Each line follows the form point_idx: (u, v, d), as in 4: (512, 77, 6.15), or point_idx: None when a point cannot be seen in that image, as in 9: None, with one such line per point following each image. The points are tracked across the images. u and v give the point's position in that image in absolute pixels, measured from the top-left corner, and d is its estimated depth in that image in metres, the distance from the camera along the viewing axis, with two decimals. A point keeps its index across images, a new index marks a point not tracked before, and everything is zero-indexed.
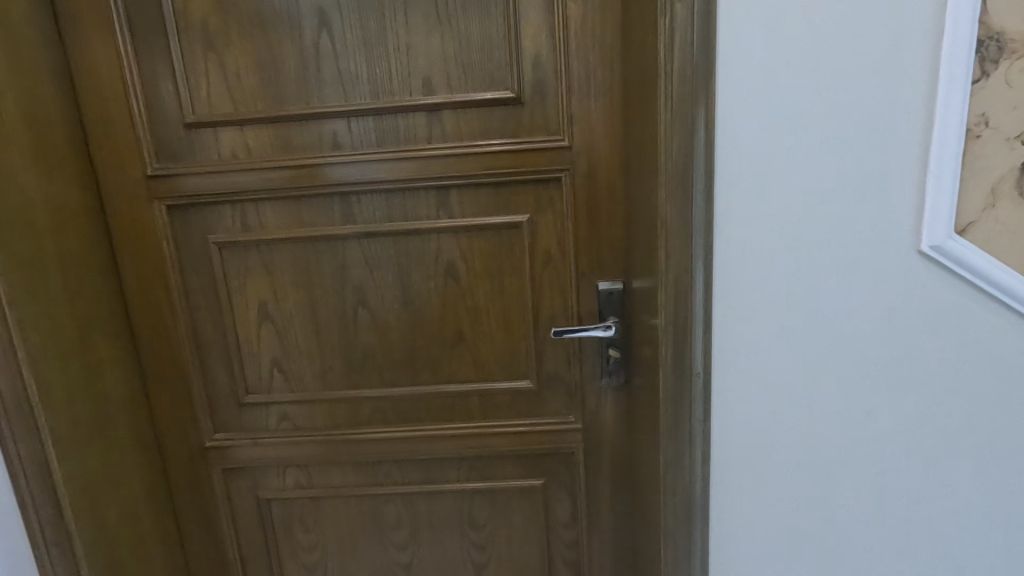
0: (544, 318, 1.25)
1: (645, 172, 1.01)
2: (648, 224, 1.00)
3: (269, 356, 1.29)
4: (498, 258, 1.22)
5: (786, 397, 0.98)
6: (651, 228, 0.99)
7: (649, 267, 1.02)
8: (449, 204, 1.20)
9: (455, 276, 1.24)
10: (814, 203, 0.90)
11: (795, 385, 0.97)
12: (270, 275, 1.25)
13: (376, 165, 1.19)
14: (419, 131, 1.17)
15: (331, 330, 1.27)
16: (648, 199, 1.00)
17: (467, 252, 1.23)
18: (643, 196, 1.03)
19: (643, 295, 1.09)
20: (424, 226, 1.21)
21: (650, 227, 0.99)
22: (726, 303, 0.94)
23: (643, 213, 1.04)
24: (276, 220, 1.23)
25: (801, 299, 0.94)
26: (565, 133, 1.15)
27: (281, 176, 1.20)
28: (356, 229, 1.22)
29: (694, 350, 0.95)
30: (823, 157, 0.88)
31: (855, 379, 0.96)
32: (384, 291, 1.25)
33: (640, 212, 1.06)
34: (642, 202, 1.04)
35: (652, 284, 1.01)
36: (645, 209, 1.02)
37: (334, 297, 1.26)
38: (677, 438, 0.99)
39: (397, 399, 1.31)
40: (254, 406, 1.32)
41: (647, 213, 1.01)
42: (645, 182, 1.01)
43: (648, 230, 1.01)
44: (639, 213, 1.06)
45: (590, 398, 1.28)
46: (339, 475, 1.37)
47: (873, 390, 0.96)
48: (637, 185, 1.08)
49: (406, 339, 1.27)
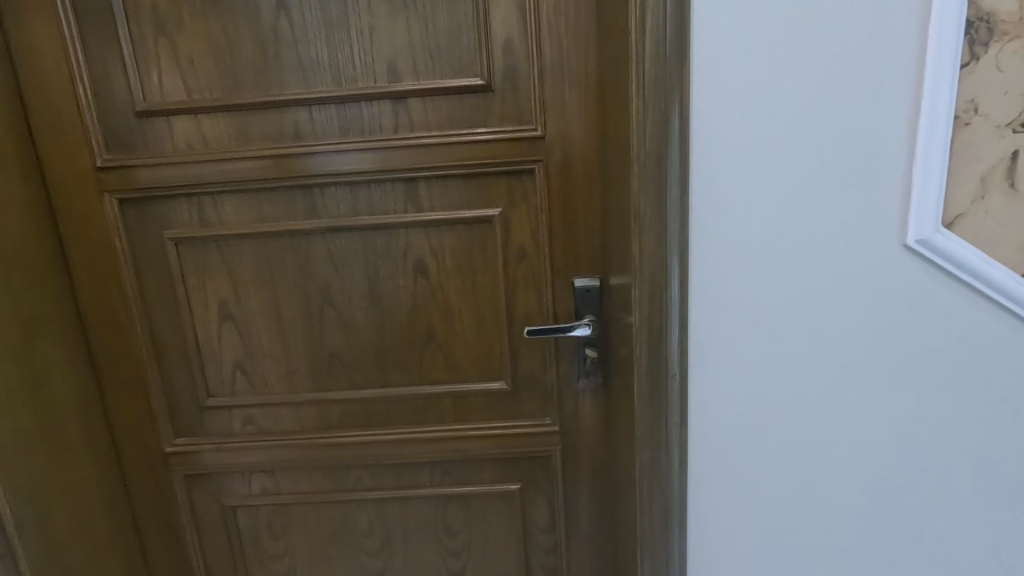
0: (519, 316, 1.20)
1: (620, 163, 0.95)
2: (623, 219, 0.95)
3: (232, 358, 1.23)
4: (470, 254, 1.17)
5: (767, 400, 0.93)
6: (625, 222, 0.94)
7: (625, 262, 0.97)
8: (417, 198, 1.15)
9: (426, 273, 1.18)
10: (795, 196, 0.85)
11: (776, 386, 0.92)
12: (230, 272, 1.19)
13: (340, 156, 1.13)
14: (385, 120, 1.11)
15: (297, 329, 1.22)
16: (622, 191, 0.95)
17: (438, 247, 1.17)
18: (618, 189, 0.98)
19: (622, 293, 1.03)
20: (392, 221, 1.15)
21: (625, 221, 0.94)
22: (704, 300, 0.89)
23: (618, 207, 0.99)
24: (236, 214, 1.17)
25: (781, 297, 0.89)
26: (538, 123, 1.09)
27: (239, 168, 1.13)
28: (320, 225, 1.16)
29: (671, 349, 0.90)
30: (804, 147, 0.83)
31: (838, 379, 0.91)
32: (352, 289, 1.19)
33: (616, 206, 1.01)
34: (617, 196, 0.99)
35: (628, 281, 0.96)
36: (620, 203, 0.97)
37: (300, 295, 1.20)
38: (653, 442, 0.95)
39: (366, 402, 1.25)
40: (216, 410, 1.26)
41: (622, 207, 0.96)
42: (620, 174, 0.96)
43: (623, 224, 0.96)
44: (615, 207, 1.01)
45: (568, 399, 1.23)
46: (308, 480, 1.31)
47: (857, 391, 0.91)
48: (611, 177, 1.03)
49: (376, 339, 1.22)
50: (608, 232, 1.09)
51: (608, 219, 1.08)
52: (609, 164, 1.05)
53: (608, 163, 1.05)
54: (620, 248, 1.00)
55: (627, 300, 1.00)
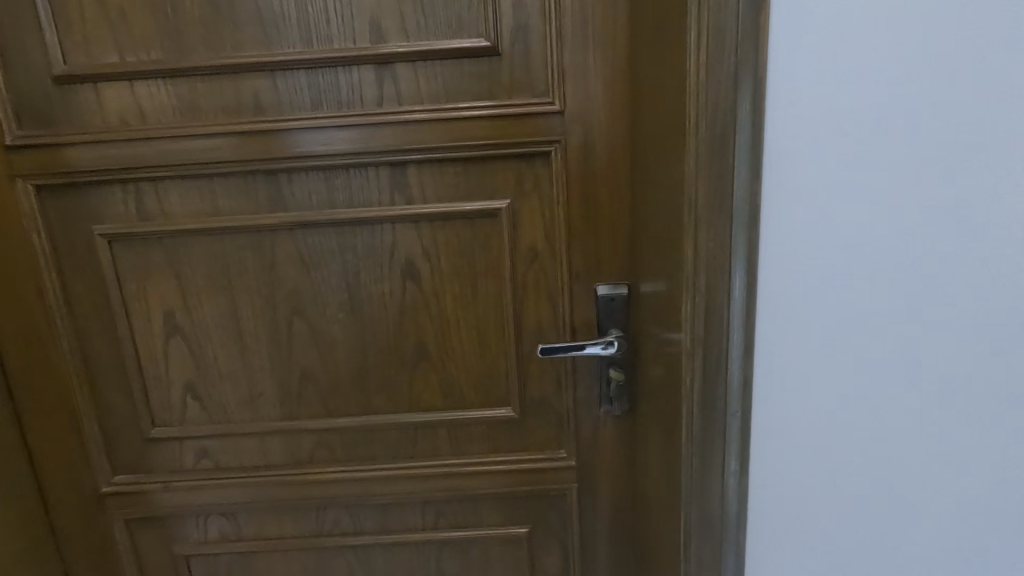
0: (529, 330, 1.00)
1: (663, 142, 0.75)
2: (666, 211, 0.75)
3: (181, 380, 1.02)
4: (470, 255, 0.97)
5: (854, 447, 0.72)
6: (670, 216, 0.74)
7: (668, 267, 0.77)
8: (406, 186, 0.94)
9: (415, 279, 0.98)
10: (902, 182, 0.64)
11: (865, 428, 0.72)
12: (177, 276, 0.98)
13: (311, 134, 0.92)
14: (366, 90, 0.91)
15: (260, 345, 1.00)
16: (664, 175, 0.75)
17: (431, 246, 0.97)
18: (659, 176, 0.78)
19: (661, 305, 0.83)
20: (375, 214, 0.94)
21: (670, 215, 0.74)
22: (773, 317, 0.69)
23: (659, 197, 0.78)
24: (182, 205, 0.95)
25: (876, 314, 0.68)
26: (555, 95, 0.89)
27: (186, 147, 0.92)
28: (287, 218, 0.95)
29: (729, 378, 0.71)
30: (920, 117, 0.62)
31: (947, 419, 0.71)
32: (327, 296, 0.99)
33: (655, 197, 0.81)
34: (657, 183, 0.79)
35: (672, 290, 0.76)
36: (662, 193, 0.77)
37: (263, 304, 0.99)
38: (702, 493, 0.76)
39: (345, 432, 1.04)
40: (163, 442, 1.05)
41: (664, 197, 0.76)
42: (663, 155, 0.75)
43: (667, 216, 0.75)
44: (653, 199, 0.81)
45: (586, 428, 1.03)
46: (275, 523, 1.10)
47: (971, 434, 0.71)
48: (647, 162, 0.83)
49: (356, 358, 1.01)
50: (642, 230, 0.89)
51: (642, 213, 0.88)
52: (643, 145, 0.85)
53: (644, 144, 0.85)
54: (661, 251, 0.80)
55: (669, 314, 0.80)
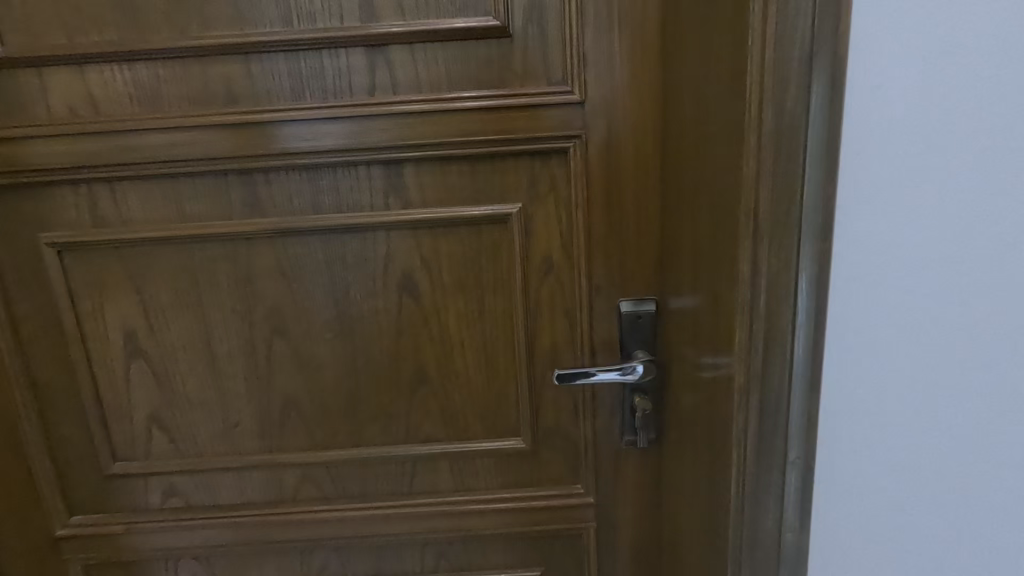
0: (543, 351, 0.88)
1: (709, 136, 0.63)
2: (712, 219, 0.64)
3: (146, 409, 0.89)
4: (476, 266, 0.85)
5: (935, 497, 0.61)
6: (717, 224, 0.63)
7: (712, 285, 0.65)
8: (402, 187, 0.82)
9: (414, 293, 0.86)
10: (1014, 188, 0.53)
11: (953, 478, 0.60)
12: (139, 291, 0.85)
13: (292, 128, 0.79)
14: (356, 78, 0.78)
15: (235, 370, 0.88)
16: (710, 176, 0.64)
17: (431, 257, 0.84)
18: (703, 177, 0.66)
19: (699, 327, 0.72)
20: (367, 221, 0.82)
21: (716, 223, 0.63)
22: (842, 345, 0.58)
23: (702, 203, 0.67)
24: (144, 210, 0.82)
25: (973, 345, 0.57)
26: (575, 84, 0.78)
27: (147, 143, 0.79)
28: (265, 225, 0.82)
29: (790, 420, 0.59)
30: None
31: None
32: (313, 314, 0.86)
33: (697, 200, 0.69)
34: (699, 186, 0.68)
35: (718, 311, 0.64)
36: (707, 197, 0.65)
37: (238, 323, 0.86)
38: (753, 553, 0.64)
39: (334, 466, 0.92)
40: (126, 479, 0.92)
41: (710, 202, 0.64)
42: (709, 149, 0.64)
43: (714, 225, 0.64)
44: (693, 204, 0.70)
45: (606, 461, 0.91)
46: (256, 567, 0.97)
47: None
48: (686, 161, 0.72)
49: (347, 384, 0.89)
50: (677, 238, 0.77)
51: (677, 220, 0.77)
52: (680, 141, 0.73)
53: (681, 140, 0.73)
54: (702, 265, 0.69)
55: (710, 340, 0.68)
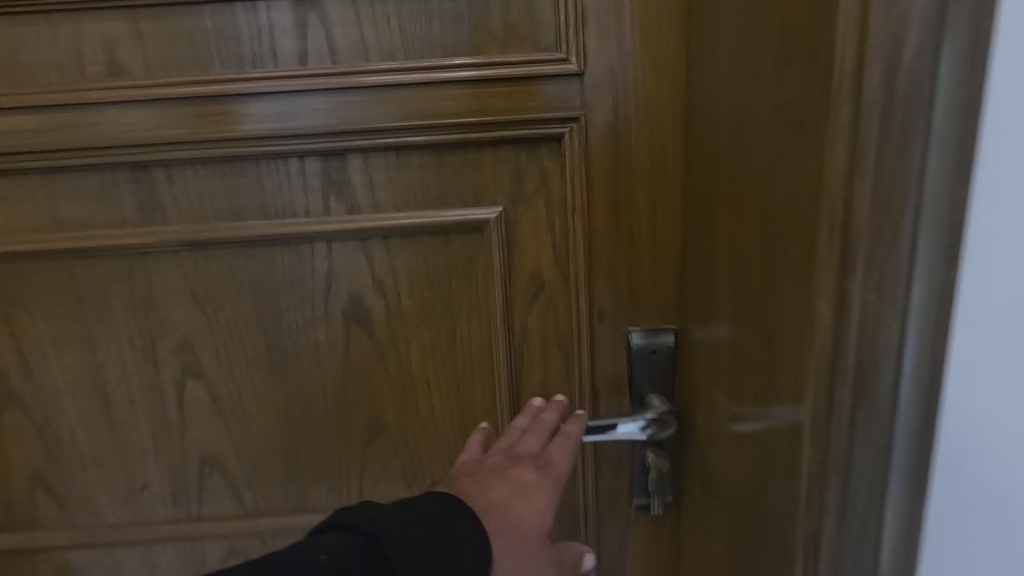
0: (530, 393, 0.70)
1: (760, 115, 0.45)
2: (767, 231, 0.45)
3: (25, 468, 0.70)
4: (445, 287, 0.66)
5: None
6: (774, 239, 0.44)
7: (764, 323, 0.47)
8: (346, 186, 0.63)
9: (366, 322, 0.67)
10: None
11: None
12: (7, 320, 0.66)
13: (199, 108, 0.60)
14: (281, 41, 0.59)
15: (139, 418, 0.69)
16: (762, 171, 0.45)
17: (388, 275, 0.66)
18: (749, 172, 0.47)
19: (737, 373, 0.54)
20: (301, 229, 0.63)
21: (774, 238, 0.44)
22: (972, 422, 0.39)
23: (748, 209, 0.48)
24: (9, 217, 0.63)
25: None
26: (571, 50, 0.59)
27: (6, 127, 0.60)
28: (167, 235, 0.63)
29: (885, 528, 0.41)
30: None
31: None
32: (237, 349, 0.67)
33: (738, 203, 0.50)
34: (742, 184, 0.49)
35: (773, 361, 0.46)
36: (757, 201, 0.46)
37: (140, 361, 0.67)
38: None
39: (268, 537, 0.73)
40: (5, 555, 0.73)
41: (761, 207, 0.46)
42: (760, 133, 0.45)
43: (768, 241, 0.45)
44: (733, 209, 0.51)
45: (609, 529, 0.73)
46: None
47: None
48: (721, 151, 0.53)
49: (283, 436, 0.70)
50: (706, 252, 0.59)
51: (706, 228, 0.58)
52: (713, 124, 0.55)
53: (715, 123, 0.54)
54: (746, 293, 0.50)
55: (758, 396, 0.49)
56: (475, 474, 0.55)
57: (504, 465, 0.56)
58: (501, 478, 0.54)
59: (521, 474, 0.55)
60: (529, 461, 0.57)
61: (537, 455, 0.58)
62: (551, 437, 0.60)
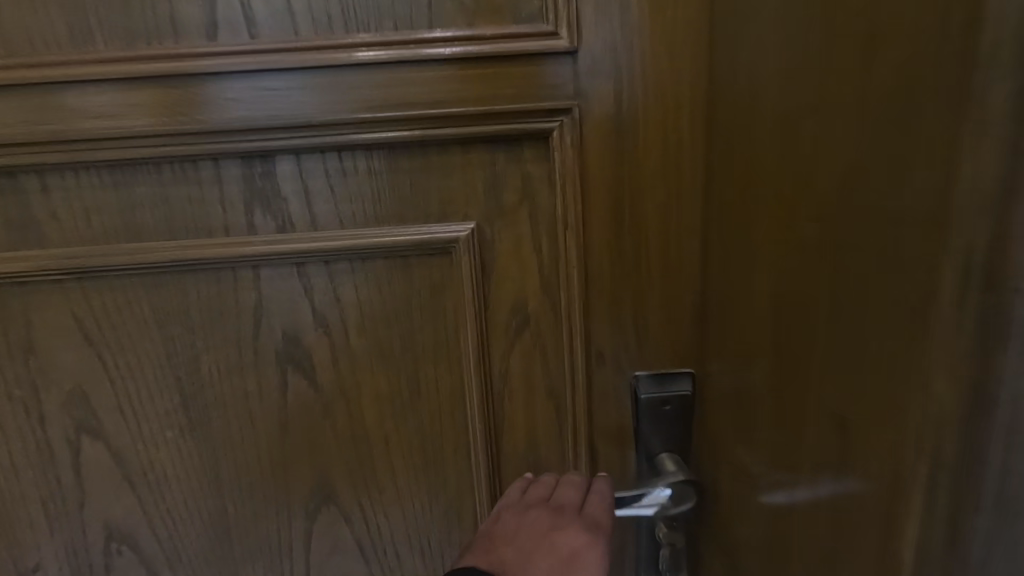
0: (513, 452, 0.56)
1: (831, 103, 0.31)
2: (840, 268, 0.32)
3: None
4: (405, 324, 0.53)
5: None
6: (853, 279, 0.31)
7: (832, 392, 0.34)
8: (274, 197, 0.49)
9: (306, 368, 0.54)
10: None
11: None
12: None
13: (78, 98, 0.46)
14: (181, 9, 0.45)
15: (25, 486, 0.55)
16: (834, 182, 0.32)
17: (332, 310, 0.52)
18: (811, 182, 0.34)
19: (783, 448, 0.41)
20: (218, 254, 0.50)
21: (853, 277, 0.31)
22: None
23: (807, 233, 0.35)
24: None
25: None
26: (561, 22, 0.46)
27: None
28: (46, 261, 0.49)
29: None
30: None
31: None
32: (144, 401, 0.54)
33: (791, 225, 0.37)
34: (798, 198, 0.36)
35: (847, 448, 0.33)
36: (823, 223, 0.33)
37: (21, 418, 0.53)
38: None
39: None
40: None
41: (831, 232, 0.32)
42: (829, 127, 0.32)
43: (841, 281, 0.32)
44: (782, 232, 0.38)
45: None
46: None
47: None
48: (764, 154, 0.40)
49: (209, 506, 0.57)
50: (739, 284, 0.45)
51: (739, 252, 0.45)
52: (750, 117, 0.41)
53: (753, 116, 0.41)
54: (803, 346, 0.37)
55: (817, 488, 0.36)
56: (515, 539, 0.51)
57: (548, 523, 0.50)
58: (547, 542, 0.50)
59: (566, 537, 0.50)
60: (574, 519, 0.51)
61: (578, 510, 0.52)
62: (588, 490, 0.53)
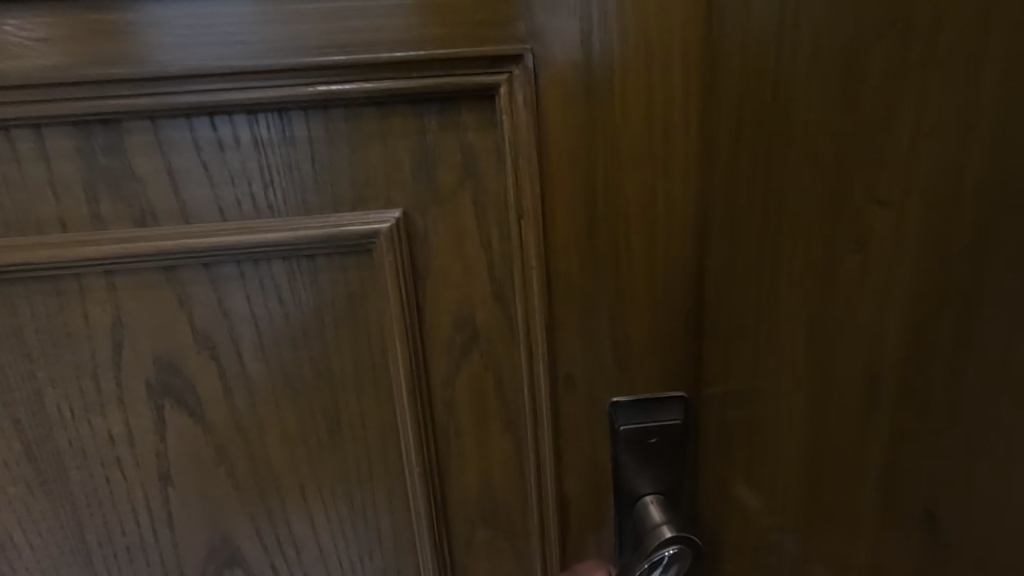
0: (464, 499, 0.45)
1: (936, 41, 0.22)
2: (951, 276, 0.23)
3: None
4: (316, 343, 0.41)
5: None
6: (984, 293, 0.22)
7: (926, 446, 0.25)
8: (126, 180, 0.37)
9: (189, 402, 0.41)
10: None
11: None
12: None
13: None
14: None
15: None
16: (947, 154, 0.22)
17: (218, 329, 0.40)
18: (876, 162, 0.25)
19: (823, 506, 0.31)
20: (52, 257, 0.37)
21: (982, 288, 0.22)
22: None
23: (881, 226, 0.25)
24: None
25: None
26: None
27: None
28: None
29: None
30: None
31: None
32: None
33: (849, 215, 0.27)
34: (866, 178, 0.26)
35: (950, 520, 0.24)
36: (914, 212, 0.24)
37: None
38: None
39: None
40: None
41: (928, 226, 0.23)
42: (940, 74, 0.22)
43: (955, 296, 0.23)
44: (832, 226, 0.28)
45: None
46: None
47: None
48: (796, 120, 0.30)
49: None
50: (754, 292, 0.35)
51: (757, 251, 0.34)
52: (779, 65, 0.30)
53: (778, 63, 0.30)
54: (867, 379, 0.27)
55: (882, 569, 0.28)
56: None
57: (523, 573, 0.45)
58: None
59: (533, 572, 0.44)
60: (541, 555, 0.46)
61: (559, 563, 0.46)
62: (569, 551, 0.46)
